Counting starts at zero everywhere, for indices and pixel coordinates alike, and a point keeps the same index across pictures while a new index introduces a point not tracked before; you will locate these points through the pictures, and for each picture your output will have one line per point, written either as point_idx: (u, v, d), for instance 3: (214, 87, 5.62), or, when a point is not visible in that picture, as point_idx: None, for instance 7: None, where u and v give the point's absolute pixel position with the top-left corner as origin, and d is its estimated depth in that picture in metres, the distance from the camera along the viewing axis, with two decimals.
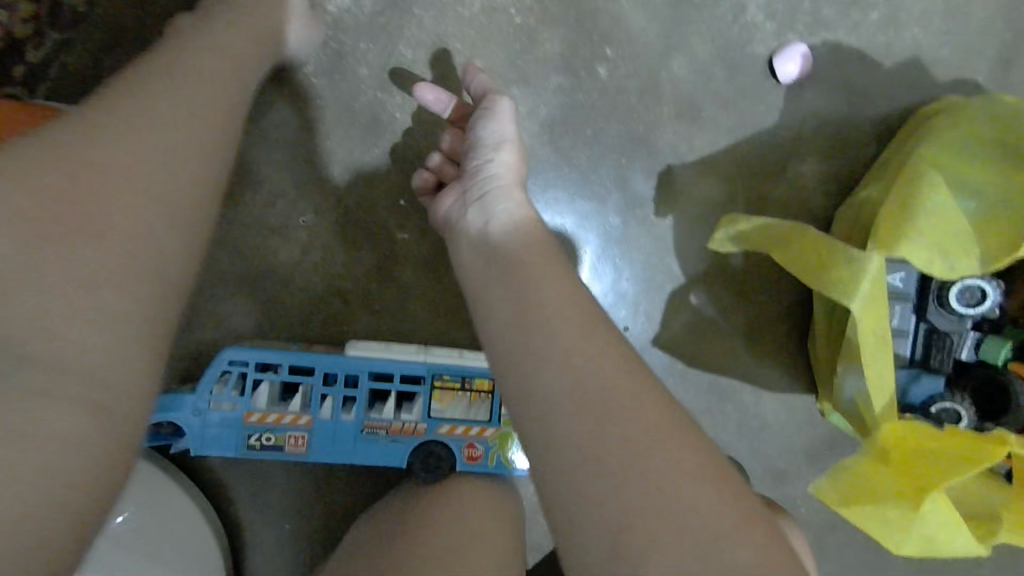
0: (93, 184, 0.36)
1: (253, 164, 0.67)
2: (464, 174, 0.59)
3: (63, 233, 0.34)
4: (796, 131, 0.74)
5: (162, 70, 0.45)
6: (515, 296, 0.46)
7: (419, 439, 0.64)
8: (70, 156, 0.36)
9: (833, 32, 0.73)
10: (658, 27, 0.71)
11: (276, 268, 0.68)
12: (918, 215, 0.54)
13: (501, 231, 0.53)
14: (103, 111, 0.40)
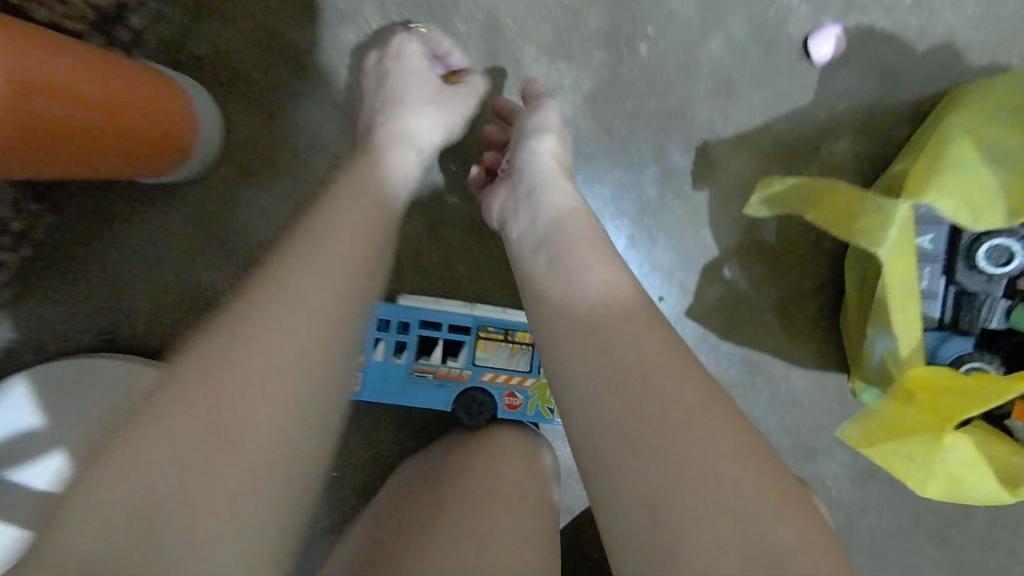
0: (264, 373, 0.36)
1: (319, 133, 0.74)
2: (511, 171, 0.63)
3: (239, 436, 0.34)
4: (831, 112, 0.77)
5: (320, 221, 0.46)
6: (565, 268, 0.50)
7: (463, 384, 0.69)
8: (233, 355, 0.36)
9: (868, 15, 0.76)
10: (697, 9, 0.75)
11: None
12: (938, 175, 0.56)
13: (548, 221, 0.55)
14: (269, 288, 0.40)
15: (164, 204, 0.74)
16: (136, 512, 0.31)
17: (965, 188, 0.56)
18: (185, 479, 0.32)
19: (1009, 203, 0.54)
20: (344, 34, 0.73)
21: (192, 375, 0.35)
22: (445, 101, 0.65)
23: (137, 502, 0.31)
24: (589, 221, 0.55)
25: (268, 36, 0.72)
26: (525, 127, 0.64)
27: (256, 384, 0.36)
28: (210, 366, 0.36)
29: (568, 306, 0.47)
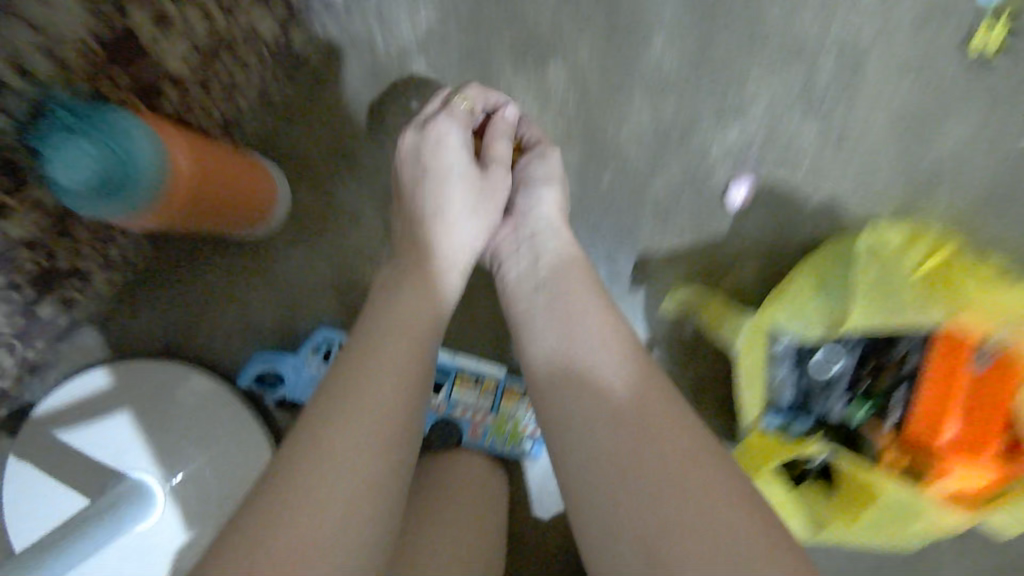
0: (353, 459, 0.51)
1: (358, 210, 0.98)
2: (513, 213, 0.79)
3: (338, 504, 0.49)
4: (742, 242, 1.03)
5: (382, 334, 0.61)
6: (561, 307, 0.68)
7: (440, 414, 0.90)
8: (329, 445, 0.51)
9: (772, 176, 1.03)
10: (648, 157, 1.02)
11: (361, 282, 0.99)
12: (779, 301, 0.83)
13: (547, 265, 0.73)
14: (349, 394, 0.55)
15: (237, 258, 0.98)
16: (283, 509, 0.47)
17: (801, 312, 0.83)
18: (321, 468, 0.50)
19: (822, 325, 0.83)
20: (386, 144, 0.98)
21: (300, 464, 0.50)
22: (480, 182, 0.74)
23: (285, 502, 0.48)
24: (578, 263, 0.73)
25: (329, 139, 0.98)
26: (533, 171, 0.79)
27: (346, 471, 0.51)
28: (311, 458, 0.50)
29: (561, 338, 0.65)
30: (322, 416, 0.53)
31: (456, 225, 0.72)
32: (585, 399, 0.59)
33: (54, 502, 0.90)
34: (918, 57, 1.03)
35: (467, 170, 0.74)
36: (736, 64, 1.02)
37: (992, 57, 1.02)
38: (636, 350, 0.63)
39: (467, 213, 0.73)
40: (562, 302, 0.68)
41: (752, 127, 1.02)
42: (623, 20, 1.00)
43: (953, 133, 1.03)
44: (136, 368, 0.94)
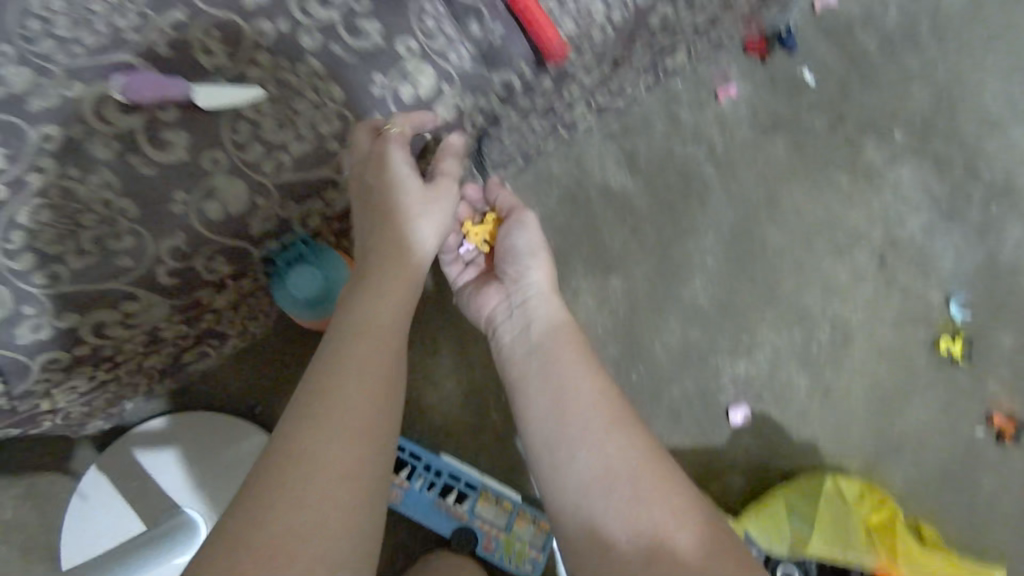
0: (320, 447, 0.53)
1: (437, 343, 1.19)
2: (505, 280, 0.87)
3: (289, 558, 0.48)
4: (733, 455, 1.24)
5: (334, 358, 0.58)
6: (552, 371, 0.75)
7: (461, 521, 1.07)
8: (270, 493, 0.51)
9: (767, 408, 1.26)
10: (672, 367, 1.26)
11: (421, 400, 1.17)
12: (758, 511, 1.02)
13: (538, 328, 0.81)
14: (296, 435, 0.53)
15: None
16: (251, 514, 0.50)
17: (773, 525, 1.02)
18: (286, 471, 0.52)
19: (787, 543, 1.01)
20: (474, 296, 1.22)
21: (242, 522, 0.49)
22: (416, 189, 0.66)
23: (253, 508, 0.50)
24: (564, 326, 0.80)
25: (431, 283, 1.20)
26: (515, 242, 0.87)
27: (290, 519, 0.49)
28: (252, 513, 0.50)
29: (552, 404, 0.72)
30: (268, 465, 0.52)
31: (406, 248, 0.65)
32: (579, 458, 0.68)
33: (119, 517, 1.08)
34: (896, 346, 1.30)
35: (400, 190, 0.65)
36: (753, 313, 1.29)
37: (957, 362, 1.29)
38: (623, 411, 0.71)
39: (419, 224, 0.66)
40: (552, 370, 0.75)
41: (758, 365, 1.27)
42: (674, 260, 1.29)
43: (917, 415, 1.27)
44: (196, 417, 1.12)
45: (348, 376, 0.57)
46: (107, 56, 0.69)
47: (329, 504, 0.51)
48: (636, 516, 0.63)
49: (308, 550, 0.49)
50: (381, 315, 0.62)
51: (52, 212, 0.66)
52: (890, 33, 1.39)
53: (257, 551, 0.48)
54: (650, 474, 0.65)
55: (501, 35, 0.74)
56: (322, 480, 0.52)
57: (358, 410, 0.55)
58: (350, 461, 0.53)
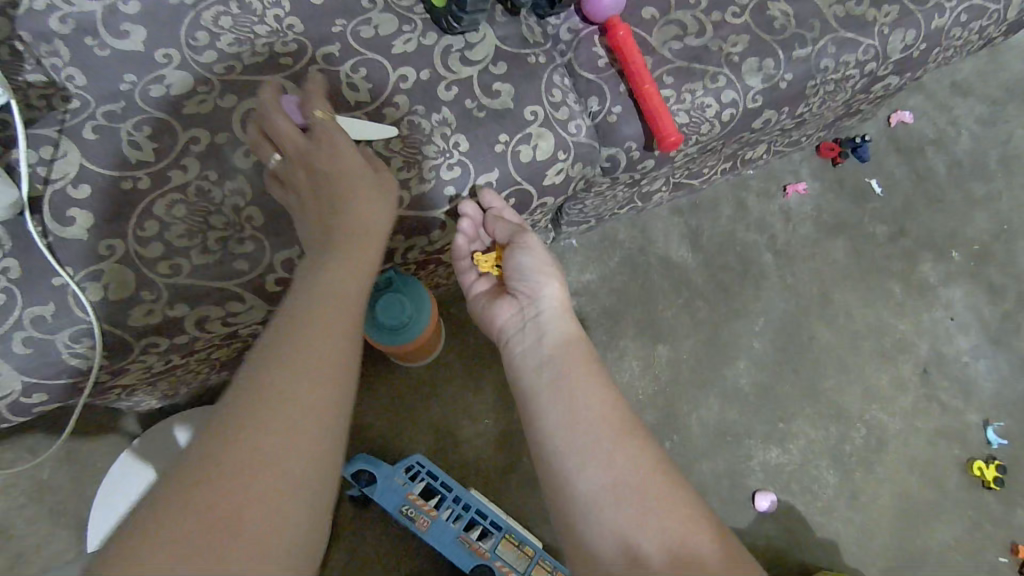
0: (286, 391, 0.48)
1: (482, 380, 1.21)
2: (519, 297, 0.75)
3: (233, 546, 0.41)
4: (753, 541, 1.24)
5: (296, 322, 0.52)
6: (567, 387, 0.66)
7: (483, 559, 1.05)
8: (214, 466, 0.44)
9: (793, 501, 1.26)
10: (705, 443, 1.27)
11: (458, 434, 1.19)
12: None
13: (552, 342, 0.70)
14: (251, 403, 0.47)
15: (375, 375, 1.19)
16: (209, 463, 0.44)
17: None
18: (249, 416, 0.46)
19: None
20: None
21: (181, 493, 0.42)
22: (357, 162, 0.65)
23: (212, 455, 0.44)
24: (580, 343, 0.70)
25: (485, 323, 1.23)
26: (519, 265, 0.74)
27: (236, 497, 0.43)
28: (190, 489, 0.43)
29: (560, 418, 0.64)
30: (209, 436, 0.46)
31: (364, 219, 0.62)
32: (588, 473, 0.60)
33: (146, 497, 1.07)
34: (929, 461, 1.30)
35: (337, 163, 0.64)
36: (792, 405, 1.30)
37: (988, 487, 1.28)
38: (631, 421, 0.64)
39: (380, 200, 0.65)
40: (570, 384, 0.66)
41: (790, 456, 1.28)
42: (722, 339, 1.32)
43: (942, 533, 1.27)
44: None
45: (317, 320, 0.53)
46: (261, 75, 0.74)
47: (298, 451, 0.46)
48: (644, 529, 0.56)
49: (274, 498, 0.44)
50: (352, 267, 0.59)
51: (185, 208, 0.71)
52: (960, 158, 1.44)
53: (217, 502, 0.42)
54: (661, 477, 0.60)
55: (618, 113, 0.83)
56: (290, 424, 0.47)
57: (327, 355, 0.51)
58: (318, 406, 0.48)
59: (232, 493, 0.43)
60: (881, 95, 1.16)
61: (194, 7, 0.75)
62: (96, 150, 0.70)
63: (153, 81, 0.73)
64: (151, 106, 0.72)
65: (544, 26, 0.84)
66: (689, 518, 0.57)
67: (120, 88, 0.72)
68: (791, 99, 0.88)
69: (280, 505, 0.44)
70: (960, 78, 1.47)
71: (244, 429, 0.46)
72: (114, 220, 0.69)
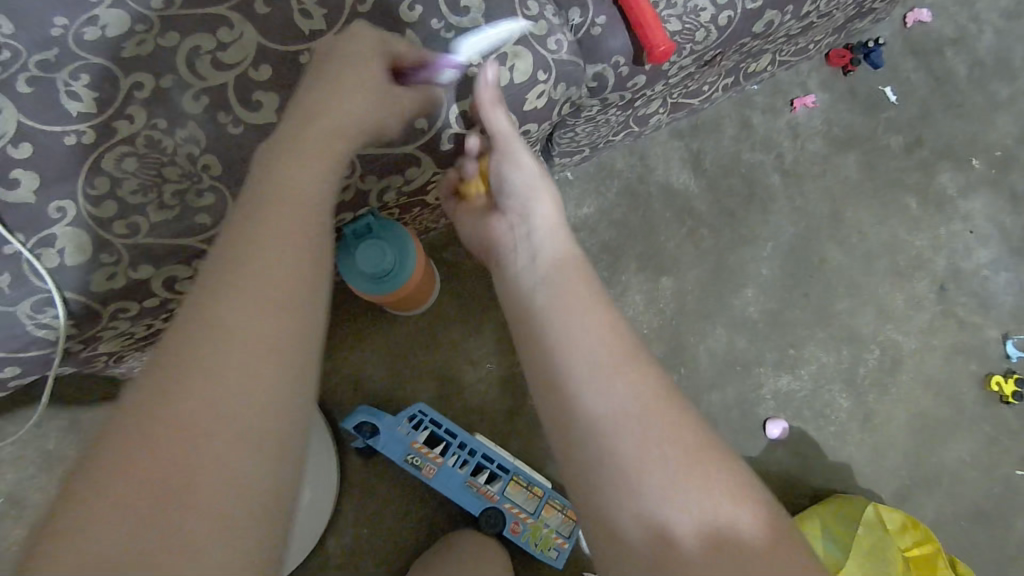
0: (236, 316, 0.43)
1: (481, 324, 1.18)
2: (512, 212, 0.68)
3: (180, 489, 0.38)
4: (765, 468, 1.23)
5: (241, 233, 0.47)
6: (564, 306, 0.56)
7: (491, 502, 1.06)
8: (157, 408, 0.39)
9: (805, 426, 1.24)
10: (714, 374, 1.24)
11: (459, 381, 1.16)
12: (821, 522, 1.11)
13: (547, 262, 0.61)
14: (190, 337, 0.42)
15: (370, 326, 1.16)
16: (151, 403, 0.40)
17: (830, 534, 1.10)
18: (194, 350, 0.42)
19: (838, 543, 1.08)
20: None
21: (123, 438, 0.38)
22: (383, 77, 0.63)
23: (154, 395, 0.40)
24: (574, 257, 0.61)
25: (479, 266, 1.18)
26: (509, 182, 0.68)
27: (186, 440, 0.39)
28: (130, 433, 0.39)
29: (559, 333, 0.54)
30: (152, 374, 0.41)
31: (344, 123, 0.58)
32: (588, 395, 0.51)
33: None
34: (945, 379, 1.26)
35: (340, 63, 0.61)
36: (803, 331, 1.26)
37: (1006, 401, 1.25)
38: (641, 353, 0.53)
39: (371, 112, 0.61)
40: (568, 300, 0.56)
41: (801, 382, 1.25)
42: (728, 267, 1.26)
43: (958, 449, 1.25)
44: None
45: (265, 238, 0.47)
46: (204, 7, 0.67)
47: (252, 384, 0.42)
48: (674, 507, 0.46)
49: (227, 440, 0.40)
50: (311, 177, 0.53)
51: (136, 162, 0.65)
52: (982, 57, 1.33)
53: (165, 444, 0.38)
54: (685, 421, 0.50)
55: (602, 25, 0.75)
56: (241, 356, 0.42)
57: (281, 279, 0.46)
58: (274, 331, 0.44)
59: (180, 433, 0.39)
60: None
61: None
62: (32, 104, 0.65)
63: (86, 22, 0.66)
64: (87, 51, 0.66)
65: None
66: (723, 475, 0.48)
67: (51, 34, 0.66)
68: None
69: (235, 447, 0.40)
70: None
71: (190, 362, 0.41)
72: (60, 179, 0.64)
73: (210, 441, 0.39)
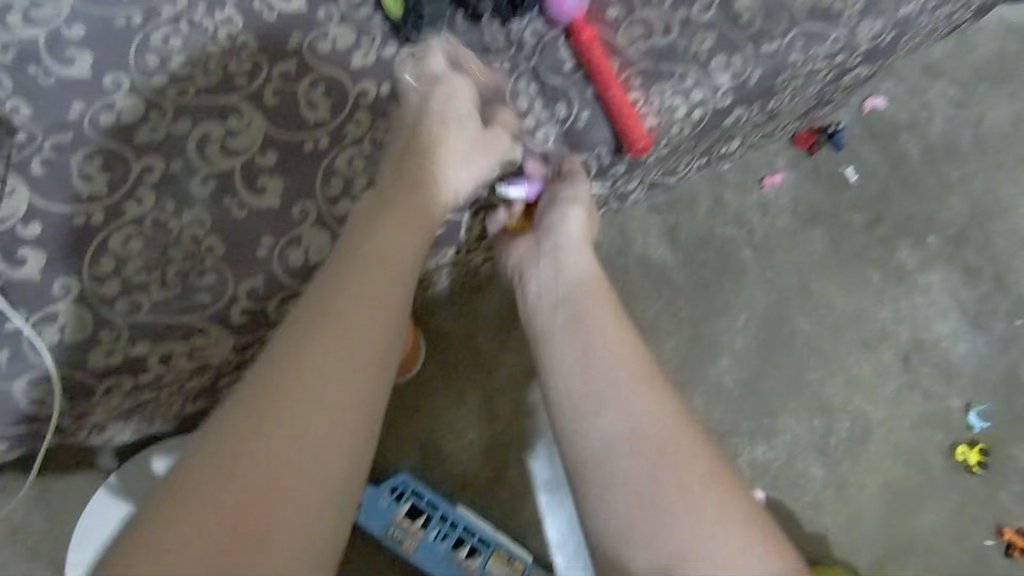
0: (329, 374, 0.56)
1: (464, 391, 1.19)
2: (540, 231, 0.78)
3: (274, 509, 0.51)
4: None
5: (335, 295, 0.59)
6: (585, 334, 0.68)
7: None
8: (263, 435, 0.53)
9: (780, 495, 1.27)
10: None
11: (442, 449, 1.17)
12: None
13: (570, 280, 0.73)
14: (290, 380, 0.55)
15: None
16: (258, 430, 0.53)
17: None
18: (295, 393, 0.54)
19: None
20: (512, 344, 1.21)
21: (236, 453, 0.52)
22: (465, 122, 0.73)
23: (262, 423, 0.53)
24: (603, 286, 0.73)
25: (465, 333, 1.21)
26: (552, 203, 0.78)
27: (283, 468, 0.52)
28: (241, 452, 0.52)
29: (582, 356, 0.67)
30: (259, 403, 0.54)
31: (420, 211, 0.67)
32: (602, 417, 0.63)
33: (116, 509, 1.04)
34: (913, 447, 1.30)
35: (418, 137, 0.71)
36: (776, 400, 1.30)
37: (971, 470, 1.29)
38: (654, 375, 0.66)
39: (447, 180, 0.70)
40: (588, 329, 0.68)
41: (776, 451, 1.28)
42: (704, 337, 1.31)
43: (928, 518, 1.28)
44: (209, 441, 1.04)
45: (359, 305, 0.59)
46: (216, 97, 0.72)
47: (338, 435, 0.54)
48: (675, 544, 0.56)
49: (311, 478, 0.53)
50: (395, 249, 0.64)
51: (141, 242, 0.69)
52: (933, 142, 1.44)
53: (269, 468, 0.52)
54: (700, 474, 0.59)
55: (586, 119, 0.81)
56: (333, 408, 0.55)
57: (367, 344, 0.58)
58: (358, 391, 0.56)
59: (279, 459, 0.52)
60: (850, 84, 1.15)
61: (142, 28, 0.73)
62: (46, 184, 0.69)
63: (102, 108, 0.71)
64: (101, 134, 0.70)
65: (507, 30, 0.81)
66: (728, 526, 0.56)
67: (68, 117, 0.71)
68: (761, 95, 0.87)
69: (316, 482, 0.53)
70: (931, 61, 1.48)
71: (292, 404, 0.54)
72: (68, 257, 0.68)
73: (300, 475, 0.52)
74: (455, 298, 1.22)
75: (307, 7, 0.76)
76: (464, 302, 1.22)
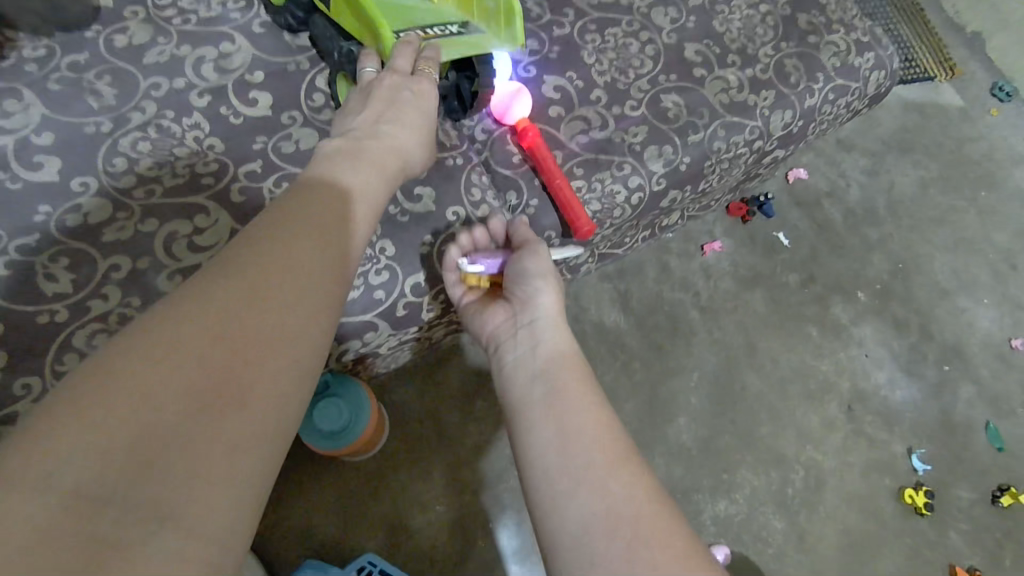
0: (272, 313, 0.49)
1: (429, 465, 1.20)
2: (515, 304, 0.77)
3: (194, 457, 0.41)
4: None
5: (279, 236, 0.53)
6: (559, 405, 0.65)
7: None
8: (187, 369, 0.44)
9: (744, 551, 1.29)
10: None
11: (408, 527, 1.16)
12: None
13: (545, 355, 0.71)
14: (224, 314, 0.47)
15: (318, 476, 1.16)
16: (182, 364, 0.44)
17: None
18: (231, 329, 0.47)
19: None
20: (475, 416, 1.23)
21: (149, 387, 0.42)
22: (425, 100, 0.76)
23: (187, 358, 0.44)
24: (577, 359, 0.71)
25: (429, 407, 1.23)
26: (520, 274, 0.77)
27: (208, 410, 0.43)
28: (157, 387, 0.42)
29: (556, 426, 0.63)
30: (184, 332, 0.45)
31: (389, 146, 0.70)
32: (580, 494, 0.57)
33: None
34: (865, 494, 1.36)
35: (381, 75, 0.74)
36: (733, 456, 1.35)
37: (920, 513, 1.35)
38: (631, 449, 0.61)
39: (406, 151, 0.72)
40: (562, 402, 0.65)
41: (737, 506, 1.32)
42: (660, 398, 1.37)
43: (886, 564, 1.32)
44: None
45: (308, 250, 0.54)
46: (184, 197, 0.76)
47: (276, 383, 0.47)
48: None
49: (242, 430, 0.44)
50: (346, 205, 0.61)
51: (107, 338, 0.70)
52: (853, 207, 1.58)
53: (193, 410, 0.42)
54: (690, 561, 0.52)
55: (535, 206, 0.89)
56: (273, 355, 0.47)
57: (314, 292, 0.52)
58: (303, 340, 0.50)
59: (205, 399, 0.43)
60: (772, 161, 1.28)
61: (111, 134, 0.77)
62: (9, 285, 0.70)
63: (69, 210, 0.73)
64: (68, 234, 0.73)
65: (459, 127, 0.90)
66: None
67: (34, 220, 0.72)
68: (692, 177, 0.96)
69: (246, 435, 0.44)
70: (842, 136, 1.65)
71: (227, 341, 0.46)
72: (30, 356, 0.69)
73: (229, 422, 0.43)
74: (415, 373, 1.25)
75: (271, 111, 0.82)
76: (423, 377, 1.25)
